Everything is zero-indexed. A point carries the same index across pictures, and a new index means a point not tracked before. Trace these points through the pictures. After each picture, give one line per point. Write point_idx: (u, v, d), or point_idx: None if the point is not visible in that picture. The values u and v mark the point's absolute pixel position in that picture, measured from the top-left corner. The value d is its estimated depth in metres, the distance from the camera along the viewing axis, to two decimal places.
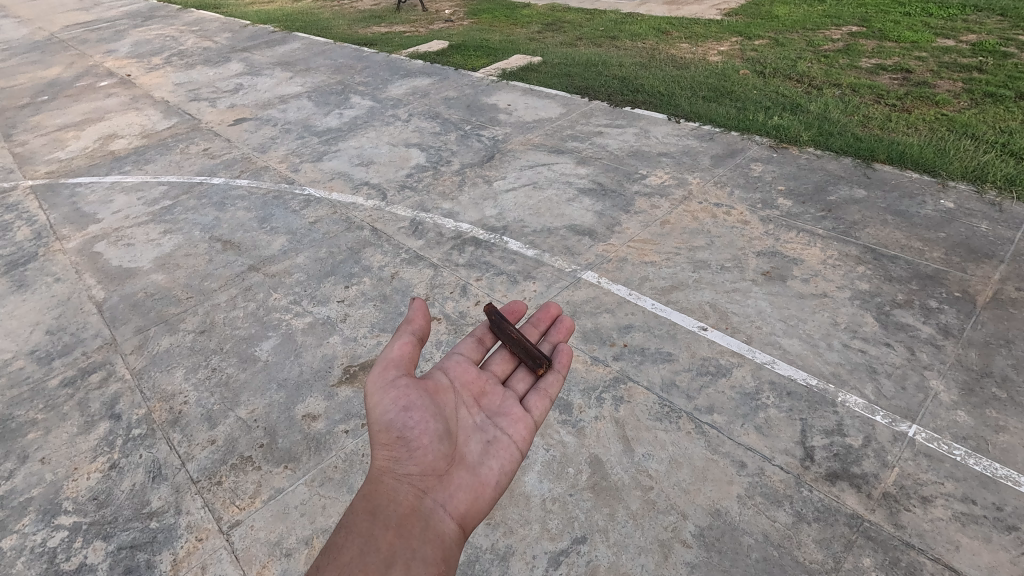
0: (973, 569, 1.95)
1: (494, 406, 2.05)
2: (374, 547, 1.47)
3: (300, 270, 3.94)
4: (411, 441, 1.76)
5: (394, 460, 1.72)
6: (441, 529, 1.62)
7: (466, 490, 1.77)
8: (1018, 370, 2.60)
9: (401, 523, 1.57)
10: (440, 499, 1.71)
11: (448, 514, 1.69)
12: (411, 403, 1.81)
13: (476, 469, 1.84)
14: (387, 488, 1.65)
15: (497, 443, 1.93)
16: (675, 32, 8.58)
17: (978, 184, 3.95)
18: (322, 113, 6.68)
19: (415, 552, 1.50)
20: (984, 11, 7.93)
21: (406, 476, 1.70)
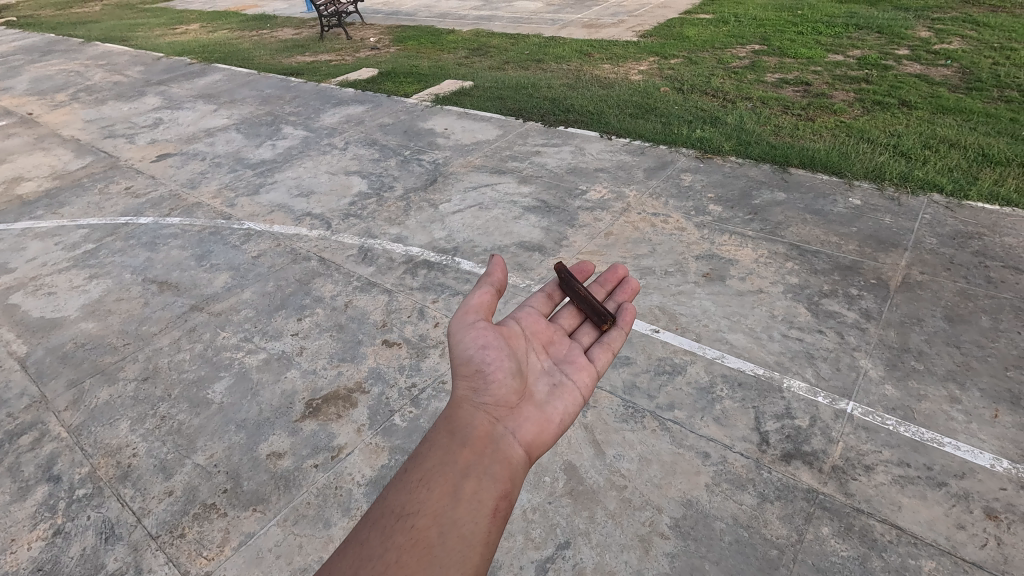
0: (915, 525, 2.16)
1: (562, 354, 2.05)
2: (451, 461, 1.53)
3: (248, 306, 3.82)
4: (486, 376, 1.78)
5: (471, 390, 1.75)
6: (512, 454, 1.63)
7: (536, 420, 1.76)
8: (931, 344, 2.92)
9: (475, 443, 1.60)
10: (512, 427, 1.72)
11: (519, 441, 1.69)
12: (489, 341, 1.84)
13: (547, 404, 1.83)
14: (463, 411, 1.69)
15: (566, 385, 1.92)
16: (596, 54, 9.02)
17: (879, 182, 4.41)
18: (253, 144, 6.52)
19: (486, 470, 1.54)
20: (864, 29, 8.87)
21: (482, 405, 1.72)
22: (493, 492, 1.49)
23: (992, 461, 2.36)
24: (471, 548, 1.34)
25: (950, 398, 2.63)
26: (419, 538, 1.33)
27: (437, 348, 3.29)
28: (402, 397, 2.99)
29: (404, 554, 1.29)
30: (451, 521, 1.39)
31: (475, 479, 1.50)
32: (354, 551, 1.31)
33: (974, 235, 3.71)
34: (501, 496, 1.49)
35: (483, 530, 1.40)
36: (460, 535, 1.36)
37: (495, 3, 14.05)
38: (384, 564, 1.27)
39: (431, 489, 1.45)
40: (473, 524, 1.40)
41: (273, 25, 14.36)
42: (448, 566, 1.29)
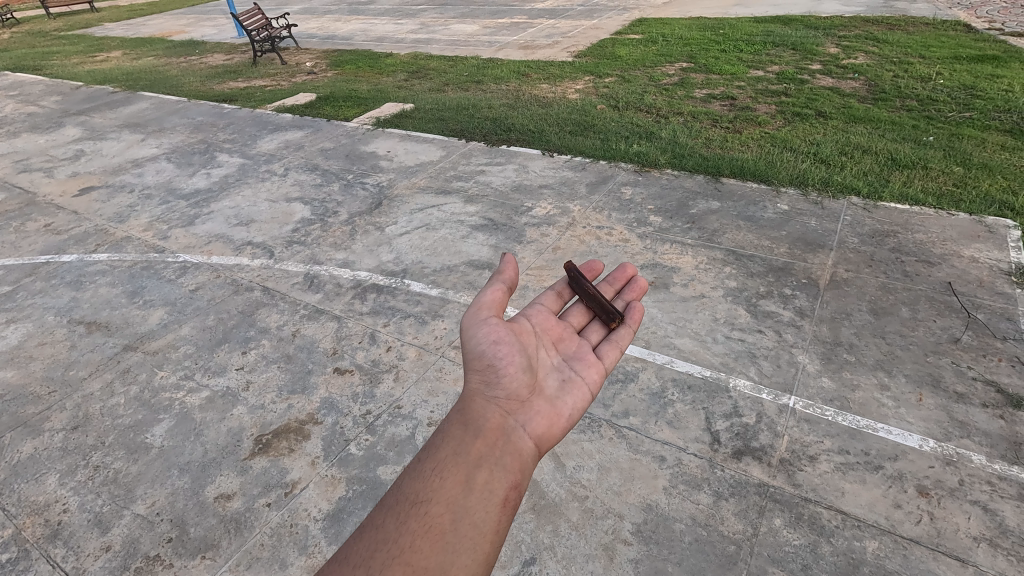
0: (857, 508, 2.29)
1: (571, 351, 2.05)
2: (464, 451, 1.53)
3: (187, 343, 3.64)
4: (499, 369, 1.78)
5: (485, 382, 1.75)
6: (523, 446, 1.63)
7: (546, 414, 1.76)
8: (859, 336, 3.13)
9: (488, 435, 1.60)
10: (522, 420, 1.71)
11: (529, 434, 1.68)
12: (503, 335, 1.83)
13: (558, 398, 1.83)
14: (477, 404, 1.68)
15: (576, 380, 1.92)
16: (534, 74, 9.25)
17: (803, 188, 4.70)
18: (186, 174, 6.27)
19: (498, 462, 1.54)
20: (780, 46, 9.50)
21: (494, 398, 1.71)
22: (505, 483, 1.50)
23: (920, 442, 2.53)
24: (481, 537, 1.37)
25: (879, 386, 2.81)
26: (432, 525, 1.35)
27: (391, 373, 3.24)
28: (357, 426, 2.92)
29: (417, 539, 1.32)
30: (464, 509, 1.40)
31: (488, 470, 1.51)
32: (369, 535, 1.34)
33: (890, 233, 4.01)
34: (512, 487, 1.50)
35: (494, 518, 1.41)
36: (472, 522, 1.39)
37: (431, 26, 14.20)
38: (398, 549, 1.30)
39: (445, 477, 1.46)
40: (484, 513, 1.41)
41: (202, 51, 13.95)
42: (459, 553, 1.32)
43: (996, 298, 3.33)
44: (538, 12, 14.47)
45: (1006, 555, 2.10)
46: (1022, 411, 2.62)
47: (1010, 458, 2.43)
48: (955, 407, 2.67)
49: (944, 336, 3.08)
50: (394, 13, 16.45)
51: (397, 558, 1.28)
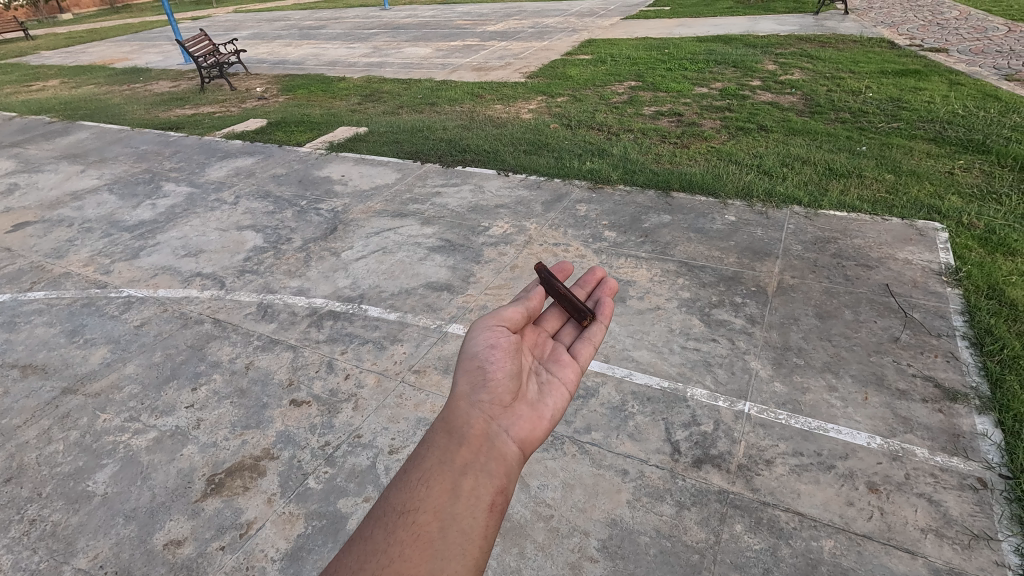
0: (813, 508, 2.35)
1: (547, 353, 2.05)
2: (449, 459, 1.50)
3: (133, 382, 3.48)
4: (492, 371, 1.74)
5: (474, 385, 1.70)
6: (508, 449, 1.60)
7: (530, 415, 1.73)
8: (807, 340, 3.25)
9: (473, 440, 1.56)
10: (507, 423, 1.67)
11: (514, 438, 1.65)
12: (496, 338, 1.82)
13: (540, 399, 1.81)
14: (462, 407, 1.63)
15: (554, 381, 1.91)
16: (487, 95, 9.37)
17: (749, 199, 4.89)
18: (129, 205, 6.04)
19: (484, 467, 1.51)
20: (722, 64, 9.92)
21: (481, 401, 1.67)
22: (490, 488, 1.48)
23: (868, 440, 2.63)
24: (470, 542, 1.35)
25: (828, 387, 2.92)
26: (422, 534, 1.32)
27: (350, 401, 3.16)
28: (315, 458, 2.84)
29: (408, 548, 1.28)
30: (452, 516, 1.38)
31: (474, 476, 1.48)
32: (357, 546, 1.29)
33: (830, 240, 4.20)
34: (498, 492, 1.48)
35: (481, 524, 1.39)
36: (461, 529, 1.36)
37: (384, 50, 14.24)
38: (388, 558, 1.25)
39: (431, 486, 1.42)
40: (472, 519, 1.39)
41: (146, 78, 13.56)
42: (449, 559, 1.29)
43: (930, 297, 3.52)
44: (490, 35, 14.70)
45: (952, 544, 2.19)
46: (958, 403, 2.76)
47: (950, 450, 2.55)
48: (898, 403, 2.79)
49: (885, 335, 3.23)
50: (346, 37, 16.43)
51: (387, 567, 1.23)
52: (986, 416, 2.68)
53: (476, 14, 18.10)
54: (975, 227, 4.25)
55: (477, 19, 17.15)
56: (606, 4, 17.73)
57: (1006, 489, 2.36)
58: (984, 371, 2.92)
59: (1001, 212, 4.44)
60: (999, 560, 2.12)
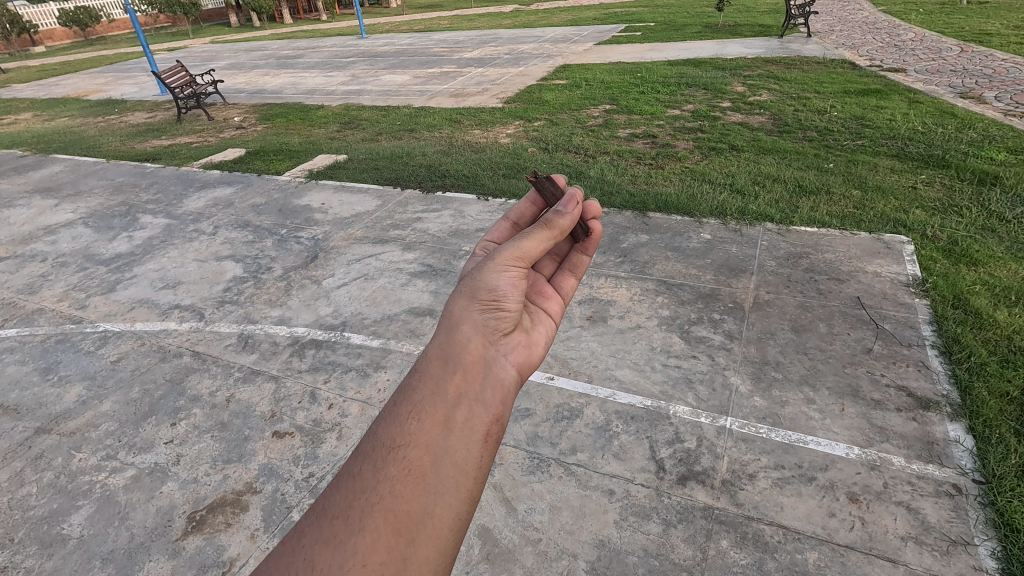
0: (796, 521, 2.39)
1: (531, 282, 1.84)
2: (443, 388, 1.32)
3: (110, 418, 3.41)
4: (495, 300, 1.51)
5: (473, 311, 1.46)
6: (505, 375, 1.44)
7: (526, 342, 1.57)
8: (784, 354, 3.32)
9: (469, 367, 1.38)
10: (503, 349, 1.49)
11: (511, 364, 1.49)
12: (503, 271, 1.52)
13: (533, 327, 1.65)
14: (459, 333, 1.42)
15: (542, 310, 1.75)
16: (465, 121, 9.51)
17: (723, 217, 5.01)
18: (105, 238, 5.97)
19: (480, 395, 1.35)
20: (693, 86, 10.23)
21: (479, 326, 1.45)
22: (487, 417, 1.33)
23: (847, 450, 2.68)
24: (465, 476, 1.24)
25: (806, 400, 2.98)
26: (412, 469, 1.19)
27: (333, 431, 3.13)
28: (299, 490, 2.80)
29: (397, 484, 1.17)
30: (445, 450, 1.24)
31: (469, 407, 1.32)
32: (344, 483, 1.19)
33: (803, 255, 4.32)
34: (495, 421, 1.34)
35: (478, 455, 1.27)
36: (455, 462, 1.24)
37: (362, 78, 14.40)
38: (376, 497, 1.15)
39: (422, 419, 1.26)
40: (467, 450, 1.26)
41: (122, 109, 13.50)
42: (443, 494, 1.19)
43: (900, 308, 3.64)
44: (467, 62, 14.97)
45: (931, 551, 2.23)
46: (931, 411, 2.84)
47: (925, 457, 2.61)
48: (874, 414, 2.86)
49: (858, 347, 3.32)
50: (324, 66, 16.58)
51: (377, 506, 1.14)
52: (958, 423, 2.76)
53: (453, 41, 18.43)
54: (939, 239, 4.41)
55: (453, 47, 17.47)
56: (579, 30, 18.21)
57: (980, 494, 2.42)
58: (953, 379, 3.01)
59: (962, 224, 4.61)
60: (977, 564, 2.17)
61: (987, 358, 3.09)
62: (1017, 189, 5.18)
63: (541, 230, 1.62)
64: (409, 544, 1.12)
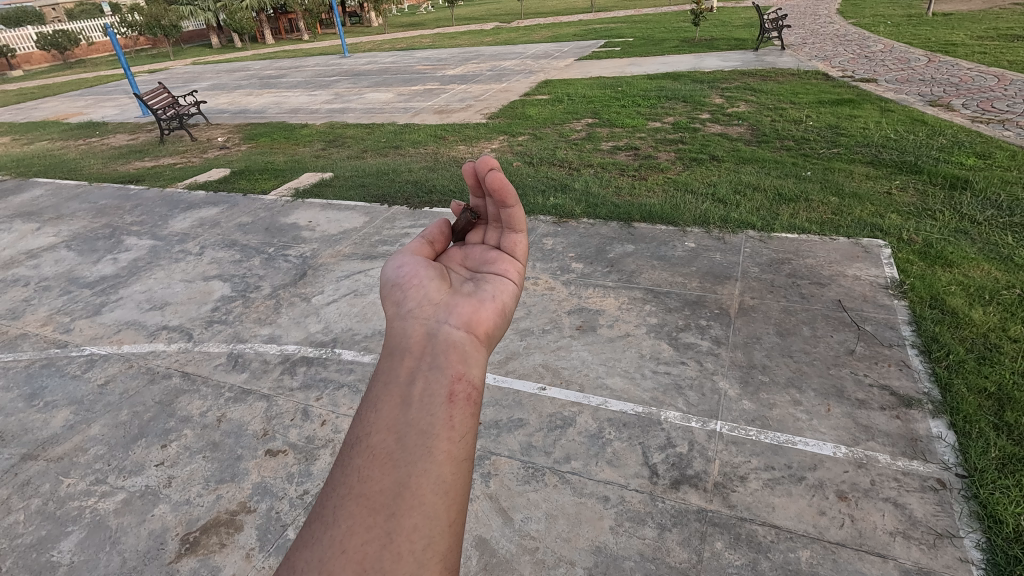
0: (787, 520, 2.43)
1: (478, 258, 1.72)
2: (394, 372, 1.25)
3: (98, 442, 3.37)
4: (395, 288, 1.57)
5: (389, 307, 1.52)
6: (458, 336, 1.35)
7: (472, 303, 1.48)
8: (770, 357, 3.39)
9: (413, 345, 1.32)
10: (444, 316, 1.41)
11: (458, 326, 1.39)
12: (396, 258, 1.67)
13: (477, 291, 1.54)
14: (391, 322, 1.42)
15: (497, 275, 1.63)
16: (450, 137, 9.60)
17: (706, 226, 5.11)
18: (89, 261, 5.92)
19: (434, 363, 1.26)
20: (672, 99, 10.45)
21: (405, 311, 1.45)
22: (445, 379, 1.22)
23: (834, 450, 2.74)
24: (437, 440, 1.11)
25: (793, 402, 3.05)
26: (376, 453, 1.10)
27: (327, 447, 3.13)
28: (294, 508, 2.79)
29: (365, 470, 1.08)
30: (408, 424, 1.14)
31: (423, 377, 1.23)
32: (320, 489, 1.12)
33: (784, 261, 4.43)
34: (456, 381, 1.23)
35: (445, 416, 1.15)
36: (421, 431, 1.13)
37: (346, 96, 14.47)
38: (347, 489, 1.07)
39: (378, 405, 1.19)
40: (431, 416, 1.15)
41: (104, 132, 13.42)
42: (416, 463, 1.08)
43: (879, 309, 3.74)
44: (450, 79, 15.14)
45: (919, 545, 2.29)
46: (913, 409, 2.92)
47: (910, 454, 2.68)
48: (859, 413, 2.94)
49: (841, 349, 3.40)
50: (308, 85, 16.65)
51: (349, 495, 1.06)
52: (940, 420, 2.84)
53: (436, 59, 18.63)
54: (915, 242, 4.55)
55: (436, 64, 17.65)
56: (560, 46, 18.53)
57: (963, 487, 2.49)
58: (933, 377, 3.10)
59: (936, 227, 4.76)
60: (963, 556, 2.23)
61: (964, 355, 3.19)
62: (987, 192, 5.36)
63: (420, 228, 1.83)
64: (388, 518, 1.01)
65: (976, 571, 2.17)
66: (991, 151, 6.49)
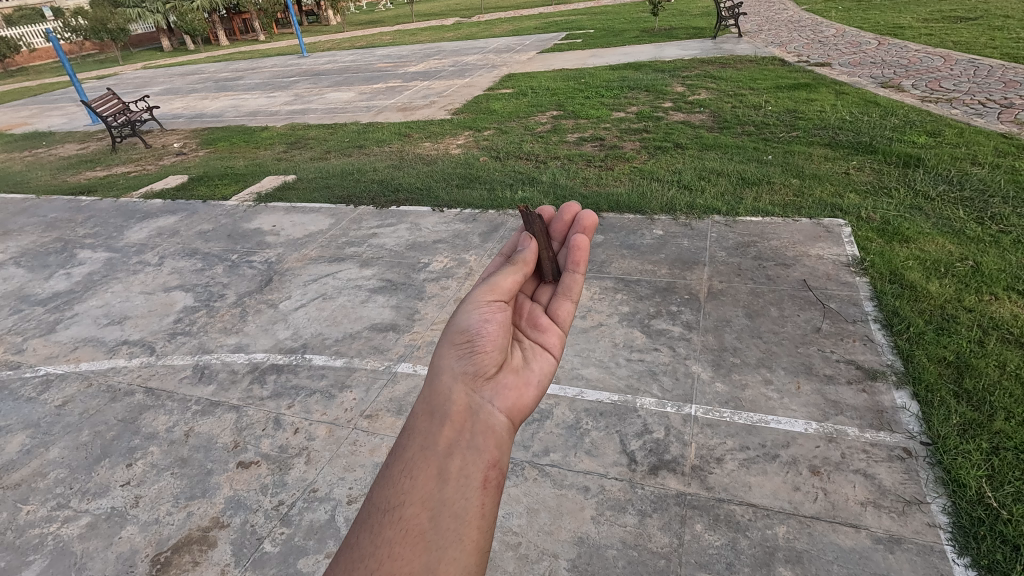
0: (764, 497, 2.48)
1: (528, 314, 1.93)
2: (433, 441, 1.35)
3: (59, 465, 3.22)
4: (471, 341, 1.57)
5: (454, 358, 1.53)
6: (494, 420, 1.46)
7: (516, 383, 1.59)
8: (741, 339, 3.44)
9: (456, 416, 1.41)
10: (489, 395, 1.51)
11: (500, 410, 1.50)
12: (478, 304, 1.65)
13: (525, 366, 1.67)
14: (441, 381, 1.47)
15: (537, 346, 1.79)
16: (415, 134, 9.49)
17: (673, 213, 5.16)
18: (41, 277, 5.66)
19: (471, 444, 1.37)
20: (635, 89, 10.54)
21: (459, 372, 1.50)
22: (482, 464, 1.34)
23: (806, 426, 2.80)
24: (467, 527, 1.23)
25: (764, 382, 3.10)
26: (409, 528, 1.19)
27: (301, 456, 3.05)
28: (270, 519, 2.71)
29: (396, 547, 1.15)
30: (442, 502, 1.24)
31: (462, 456, 1.34)
32: (343, 556, 1.16)
33: (750, 244, 4.50)
34: (491, 467, 1.35)
35: (478, 503, 1.27)
36: (454, 513, 1.23)
37: (306, 97, 14.18)
38: (378, 562, 1.12)
39: (415, 476, 1.27)
40: (465, 500, 1.26)
41: (50, 142, 12.86)
42: (447, 549, 1.17)
43: (843, 287, 3.83)
44: (412, 76, 14.96)
45: (889, 512, 2.35)
46: (878, 381, 3.00)
47: (877, 425, 2.75)
48: (827, 388, 3.01)
49: (808, 327, 3.47)
50: (266, 87, 16.24)
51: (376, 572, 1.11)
52: (903, 390, 2.92)
53: (397, 56, 18.38)
54: (873, 220, 4.67)
55: (397, 61, 17.42)
56: (522, 40, 18.48)
57: (928, 454, 2.57)
58: (896, 349, 3.19)
59: (892, 205, 4.90)
60: (930, 521, 2.30)
61: (924, 327, 3.29)
62: (939, 169, 5.54)
63: (509, 268, 1.80)
64: None
65: (943, 535, 2.24)
66: (941, 129, 6.72)
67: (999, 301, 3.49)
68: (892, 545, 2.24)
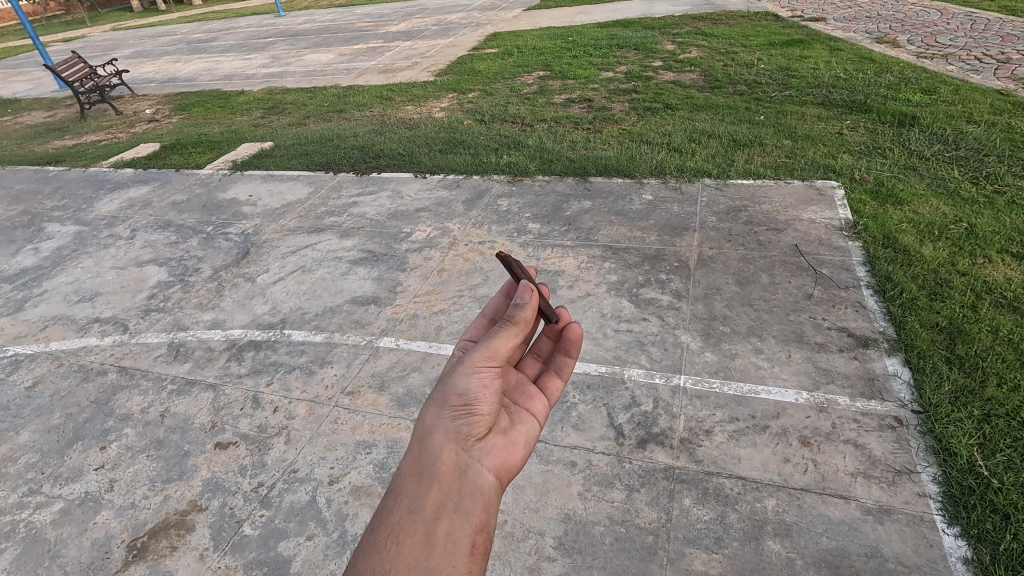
0: (753, 470, 2.43)
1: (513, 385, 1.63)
2: (421, 503, 1.19)
3: (29, 450, 3.12)
4: (467, 404, 1.36)
5: (446, 418, 1.33)
6: (485, 481, 1.30)
7: (506, 443, 1.41)
8: (731, 307, 3.36)
9: (444, 478, 1.24)
10: (479, 457, 1.33)
11: (490, 470, 1.33)
12: (477, 368, 1.38)
13: (513, 428, 1.47)
14: (431, 440, 1.29)
15: (527, 412, 1.55)
16: (397, 97, 9.14)
17: (663, 177, 5.01)
18: (7, 253, 5.43)
19: (460, 507, 1.22)
20: (625, 47, 10.18)
21: (452, 433, 1.31)
22: (469, 529, 1.20)
23: (796, 395, 2.75)
24: None
25: (754, 351, 3.04)
26: None
27: (281, 435, 2.97)
28: (249, 502, 2.64)
29: None
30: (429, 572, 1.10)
31: (450, 521, 1.19)
32: None
33: (741, 208, 4.39)
34: (478, 532, 1.20)
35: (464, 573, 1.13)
36: None
37: (283, 59, 13.60)
38: None
39: (401, 540, 1.13)
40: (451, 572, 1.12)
41: (16, 109, 12.29)
42: None
43: (835, 251, 3.74)
44: (394, 36, 14.36)
45: (879, 483, 2.32)
46: (870, 349, 2.94)
47: (868, 394, 2.70)
48: (818, 357, 2.95)
49: (800, 294, 3.39)
50: (241, 48, 15.56)
51: None
52: (895, 358, 2.87)
53: (378, 15, 17.62)
54: (867, 181, 4.56)
55: (378, 20, 16.72)
56: None
57: (919, 423, 2.53)
58: (888, 316, 3.12)
59: (887, 166, 4.79)
60: (920, 491, 2.27)
61: (917, 292, 3.22)
62: (933, 128, 5.41)
63: (507, 325, 1.44)
64: None
65: (933, 504, 2.22)
66: (936, 86, 6.55)
67: (993, 264, 3.42)
68: (882, 516, 2.21)
